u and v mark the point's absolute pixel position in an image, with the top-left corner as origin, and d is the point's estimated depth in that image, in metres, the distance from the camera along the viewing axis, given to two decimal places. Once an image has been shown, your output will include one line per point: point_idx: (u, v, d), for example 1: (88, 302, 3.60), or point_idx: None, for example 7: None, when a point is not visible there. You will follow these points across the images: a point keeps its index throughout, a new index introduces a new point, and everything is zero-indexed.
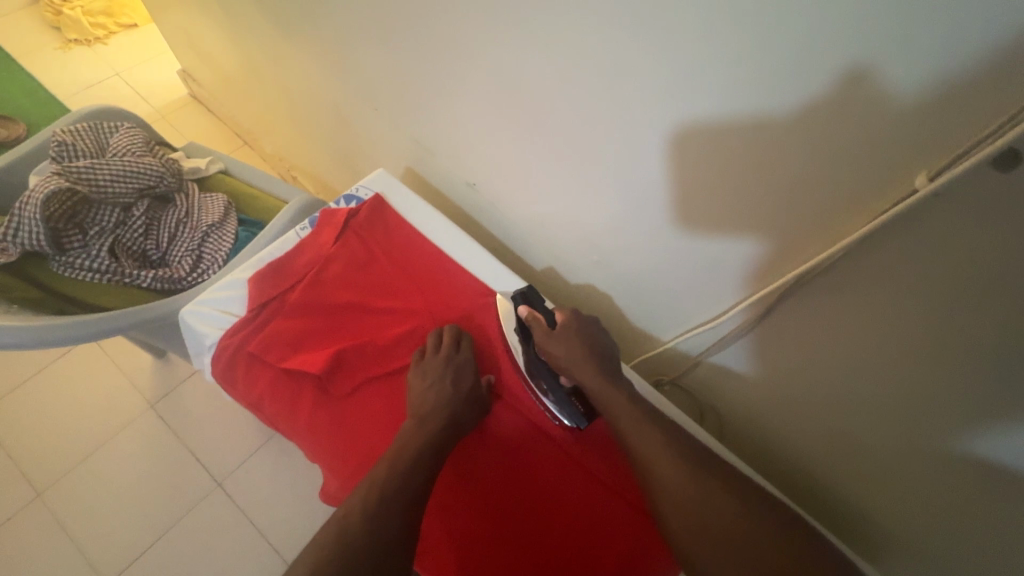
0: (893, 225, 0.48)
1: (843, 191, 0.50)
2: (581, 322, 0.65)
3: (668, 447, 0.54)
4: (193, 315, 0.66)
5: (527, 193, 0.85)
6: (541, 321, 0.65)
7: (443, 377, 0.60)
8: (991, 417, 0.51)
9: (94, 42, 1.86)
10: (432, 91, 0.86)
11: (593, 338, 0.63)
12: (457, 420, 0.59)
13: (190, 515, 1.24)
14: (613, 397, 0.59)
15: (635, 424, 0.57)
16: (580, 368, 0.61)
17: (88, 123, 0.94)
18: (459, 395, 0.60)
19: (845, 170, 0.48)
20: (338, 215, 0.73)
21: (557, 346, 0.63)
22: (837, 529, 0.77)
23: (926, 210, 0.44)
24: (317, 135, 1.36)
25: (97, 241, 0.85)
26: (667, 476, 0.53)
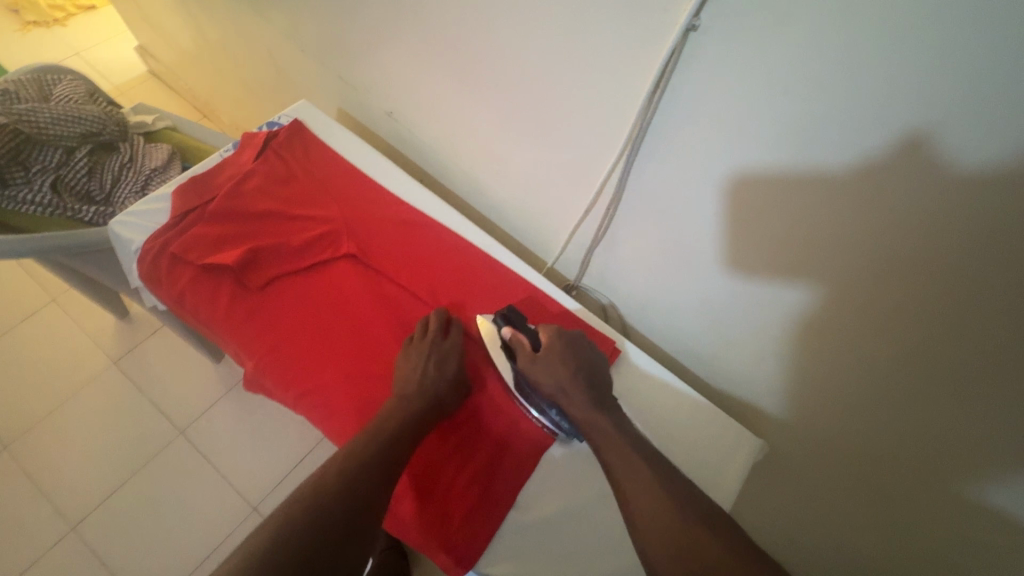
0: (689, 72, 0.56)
1: (648, 53, 0.58)
2: (565, 344, 0.64)
3: (649, 470, 0.53)
4: (121, 225, 0.71)
5: (442, 119, 0.92)
6: (525, 344, 0.65)
7: (426, 364, 0.63)
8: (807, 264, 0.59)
9: (54, 24, 1.90)
10: (352, 30, 0.92)
11: (578, 360, 0.63)
12: (439, 399, 0.63)
13: (155, 462, 1.29)
14: (608, 437, 0.57)
15: (625, 461, 0.54)
16: (564, 391, 0.61)
17: (32, 75, 1.00)
18: (444, 380, 0.64)
19: (657, 39, 0.56)
20: (257, 137, 0.79)
21: (540, 372, 0.63)
22: (733, 412, 0.85)
23: (718, 48, 0.52)
24: (265, 98, 1.41)
25: (39, 177, 0.90)
26: (641, 502, 0.51)
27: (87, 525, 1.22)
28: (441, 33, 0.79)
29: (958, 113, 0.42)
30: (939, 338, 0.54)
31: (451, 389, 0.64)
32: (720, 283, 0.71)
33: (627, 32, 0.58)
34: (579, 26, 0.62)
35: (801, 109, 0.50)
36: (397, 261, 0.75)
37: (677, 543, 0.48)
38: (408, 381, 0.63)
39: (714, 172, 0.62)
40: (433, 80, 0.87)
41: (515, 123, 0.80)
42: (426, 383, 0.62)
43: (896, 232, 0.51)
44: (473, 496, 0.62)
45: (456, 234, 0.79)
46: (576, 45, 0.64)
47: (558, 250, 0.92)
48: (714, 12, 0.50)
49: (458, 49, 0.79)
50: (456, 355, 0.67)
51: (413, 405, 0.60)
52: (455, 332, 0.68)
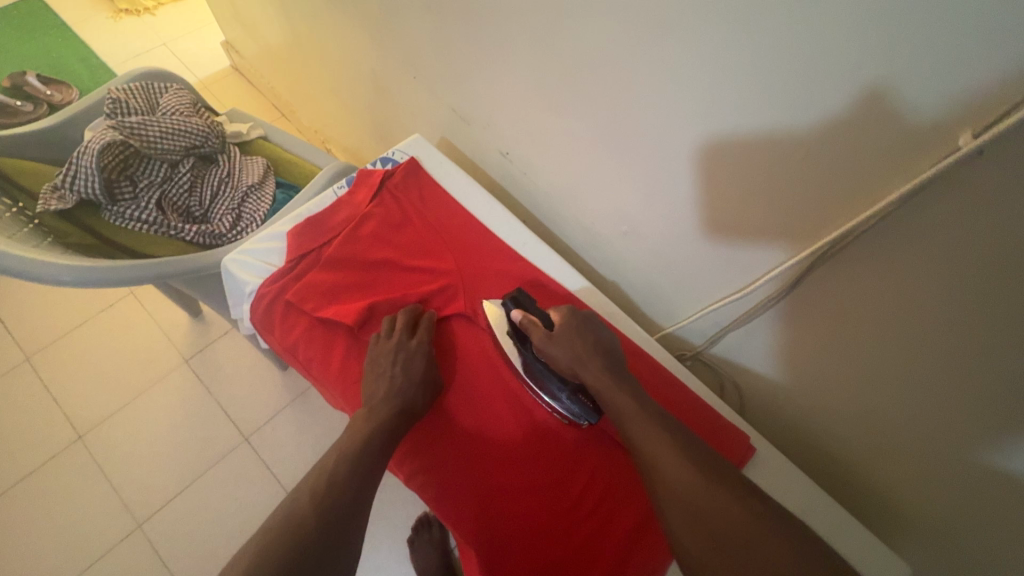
0: (934, 197, 0.46)
1: (886, 165, 0.48)
2: (577, 320, 0.63)
3: (671, 440, 0.53)
4: (234, 263, 0.69)
5: (559, 163, 0.85)
6: (537, 324, 0.64)
7: (390, 363, 0.60)
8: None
9: (144, 13, 1.92)
10: (472, 61, 0.87)
11: (595, 336, 0.62)
12: (409, 407, 0.59)
13: (219, 466, 1.30)
14: (621, 396, 0.57)
15: (638, 420, 0.55)
16: (587, 365, 0.60)
17: (140, 83, 0.98)
18: (414, 385, 0.60)
19: (904, 153, 0.46)
20: (374, 176, 0.75)
21: (557, 348, 0.62)
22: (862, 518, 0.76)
23: (976, 170, 0.43)
24: (354, 107, 1.38)
25: (146, 194, 0.88)
26: (661, 462, 0.51)
27: (152, 523, 1.23)
28: (580, 82, 0.72)
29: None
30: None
31: (422, 390, 0.60)
32: (883, 399, 0.61)
33: (853, 133, 0.48)
34: (786, 117, 0.52)
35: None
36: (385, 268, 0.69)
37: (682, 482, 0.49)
38: (376, 388, 0.60)
39: (900, 287, 0.53)
40: (559, 123, 0.80)
41: (653, 184, 0.72)
42: (392, 389, 0.59)
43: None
44: (565, 552, 0.58)
45: (577, 297, 0.73)
46: (763, 130, 0.55)
47: (679, 317, 0.84)
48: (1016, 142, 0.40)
49: (594, 99, 0.72)
50: (424, 354, 0.62)
51: (381, 420, 0.57)
52: (423, 328, 0.64)
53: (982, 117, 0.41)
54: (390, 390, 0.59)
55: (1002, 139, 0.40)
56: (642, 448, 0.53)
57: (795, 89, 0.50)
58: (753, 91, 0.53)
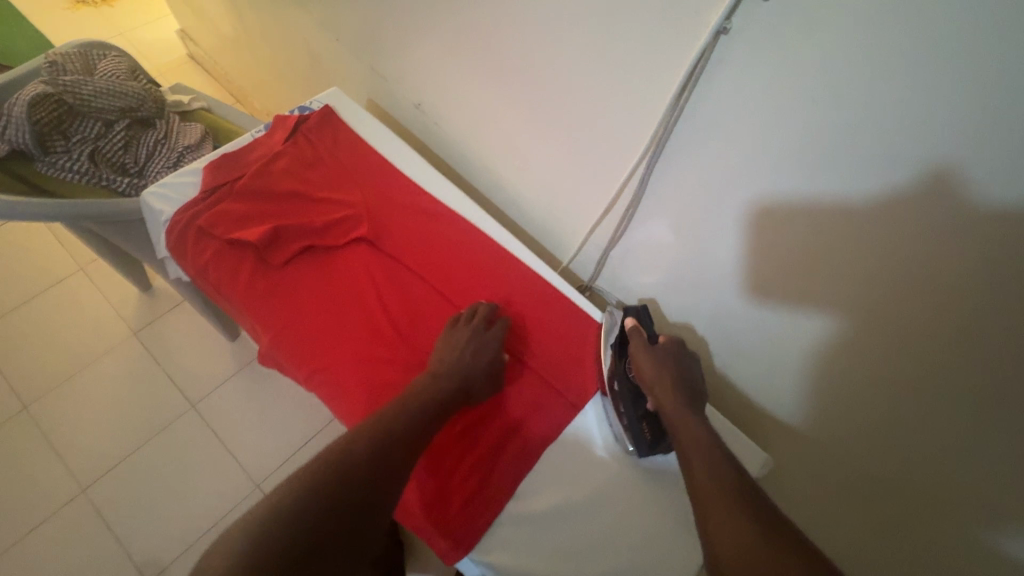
0: (724, 84, 0.58)
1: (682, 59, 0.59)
2: (681, 351, 0.67)
3: (734, 484, 0.53)
4: (152, 195, 0.74)
5: (468, 114, 0.93)
6: (644, 336, 0.68)
7: (466, 346, 0.66)
8: (823, 259, 0.61)
9: (102, 5, 1.97)
10: (386, 23, 0.95)
11: (687, 370, 0.66)
12: (467, 382, 0.65)
13: (167, 433, 1.32)
14: (689, 424, 0.60)
15: (705, 453, 0.57)
16: (662, 388, 0.64)
17: (80, 49, 1.03)
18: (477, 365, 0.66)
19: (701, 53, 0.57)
20: (289, 121, 0.81)
21: (646, 362, 0.66)
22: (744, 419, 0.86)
23: (733, 47, 0.55)
24: (297, 86, 1.44)
25: (79, 147, 0.93)
26: (716, 494, 0.53)
27: (97, 488, 1.25)
28: (475, 29, 0.80)
29: (971, 135, 0.44)
30: (936, 346, 0.56)
31: (484, 373, 0.67)
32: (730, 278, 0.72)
33: (670, 38, 0.59)
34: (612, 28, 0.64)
35: (837, 121, 0.51)
36: (460, 268, 0.77)
37: (741, 544, 0.47)
38: (441, 362, 0.66)
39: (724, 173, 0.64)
40: (465, 71, 0.87)
41: (545, 121, 0.80)
42: (459, 362, 0.65)
43: (907, 243, 0.53)
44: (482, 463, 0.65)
45: (476, 227, 0.79)
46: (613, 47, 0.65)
47: (577, 250, 0.92)
48: (745, 18, 0.52)
49: (488, 44, 0.80)
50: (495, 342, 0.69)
51: (442, 389, 0.63)
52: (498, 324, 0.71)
53: (722, 5, 0.53)
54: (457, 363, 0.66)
55: (742, 18, 0.52)
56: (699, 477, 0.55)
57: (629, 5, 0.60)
58: (605, 11, 0.63)
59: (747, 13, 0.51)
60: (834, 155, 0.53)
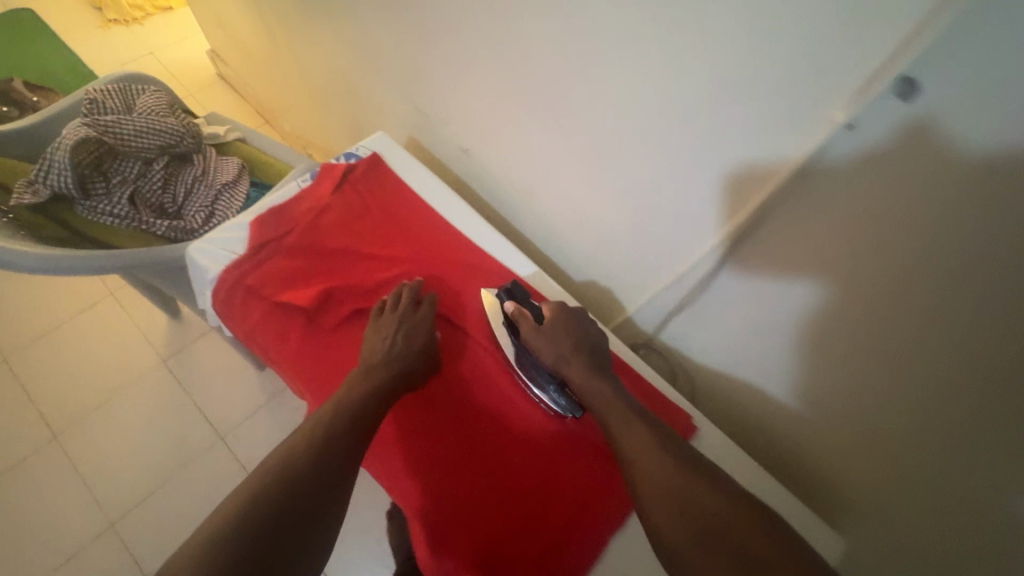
0: (827, 169, 0.51)
1: (778, 142, 0.54)
2: (569, 312, 0.68)
3: (656, 439, 0.55)
4: (199, 252, 0.71)
5: (516, 160, 0.89)
6: (529, 316, 0.68)
7: (395, 333, 0.64)
8: (944, 371, 0.51)
9: (132, 23, 1.96)
10: (431, 63, 0.91)
11: (584, 333, 0.67)
12: (408, 371, 0.64)
13: (195, 465, 1.30)
14: (599, 386, 0.62)
15: (619, 409, 0.59)
16: (569, 358, 0.64)
17: (118, 84, 1.01)
18: (411, 353, 0.64)
19: (798, 131, 0.52)
20: (336, 171, 0.78)
21: (542, 340, 0.66)
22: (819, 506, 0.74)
23: (854, 142, 0.48)
24: (331, 113, 1.42)
25: (120, 190, 0.90)
26: (646, 453, 0.54)
27: (125, 523, 1.23)
28: (531, 80, 0.76)
29: None
30: None
31: (420, 358, 0.65)
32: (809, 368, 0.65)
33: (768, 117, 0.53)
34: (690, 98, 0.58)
35: (972, 235, 0.44)
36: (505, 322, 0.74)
37: (667, 489, 0.51)
38: (374, 350, 0.63)
39: (811, 258, 0.57)
40: (516, 118, 0.83)
41: (601, 174, 0.75)
42: (390, 352, 0.63)
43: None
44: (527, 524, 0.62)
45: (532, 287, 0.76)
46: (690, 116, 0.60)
47: (630, 306, 0.88)
48: (876, 115, 0.46)
49: (544, 95, 0.76)
50: (427, 326, 0.67)
51: (374, 377, 0.61)
52: (425, 305, 0.69)
53: (846, 99, 0.47)
54: (388, 351, 0.64)
55: (869, 111, 0.46)
56: (622, 441, 0.56)
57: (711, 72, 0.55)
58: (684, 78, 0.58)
59: (879, 103, 0.45)
60: (962, 269, 0.46)
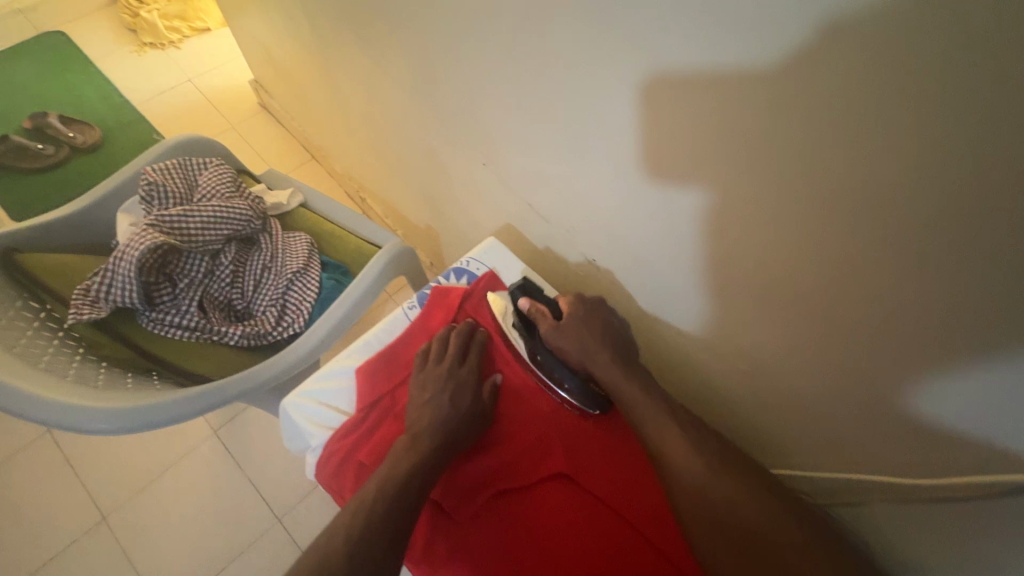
0: None
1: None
2: (582, 302, 0.63)
3: (686, 438, 0.55)
4: (295, 410, 0.60)
5: (641, 271, 0.72)
6: (546, 313, 0.63)
7: (440, 392, 0.57)
8: None
9: (168, 46, 1.84)
10: (528, 147, 0.75)
11: (602, 325, 0.62)
12: (454, 439, 0.55)
13: (250, 551, 1.20)
14: (629, 385, 0.58)
15: (646, 405, 0.57)
16: (597, 358, 0.60)
17: (176, 159, 0.89)
18: (459, 416, 0.57)
19: None
20: (451, 297, 0.67)
21: (565, 338, 0.61)
22: None
23: None
24: (392, 162, 1.28)
25: (187, 294, 0.80)
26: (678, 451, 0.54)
27: None
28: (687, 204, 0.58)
29: None
30: None
31: (467, 423, 0.57)
32: None
33: None
34: (961, 308, 0.41)
35: None
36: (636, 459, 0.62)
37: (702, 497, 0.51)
38: (422, 414, 0.56)
39: None
40: (650, 233, 0.65)
41: (777, 325, 0.58)
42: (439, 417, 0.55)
43: None
44: None
45: None
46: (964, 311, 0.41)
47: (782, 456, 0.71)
48: None
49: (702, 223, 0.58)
50: (472, 383, 0.60)
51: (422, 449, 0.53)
52: (473, 355, 0.62)
53: None
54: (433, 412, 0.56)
55: None
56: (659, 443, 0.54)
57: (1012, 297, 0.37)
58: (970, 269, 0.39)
59: None
60: None
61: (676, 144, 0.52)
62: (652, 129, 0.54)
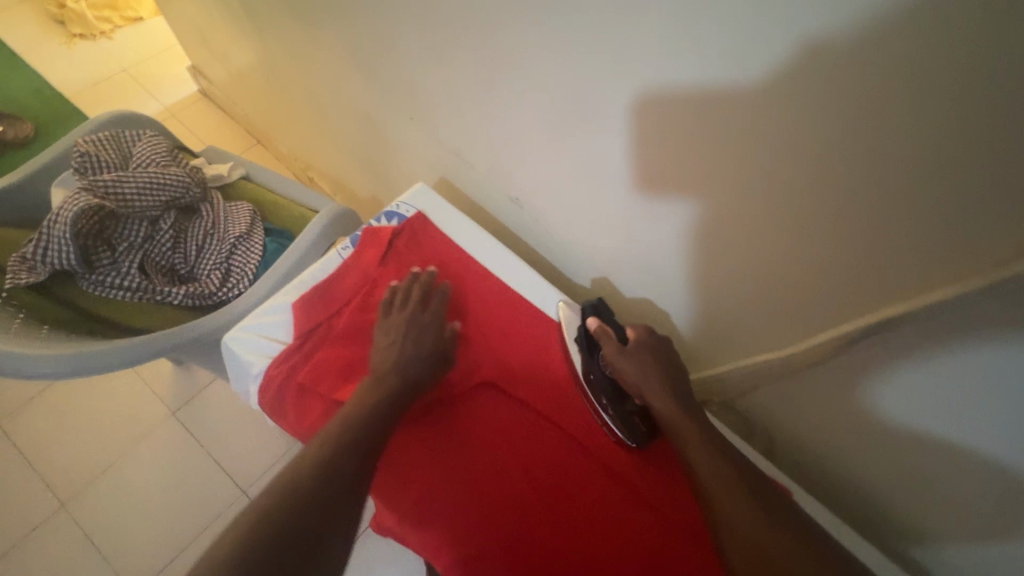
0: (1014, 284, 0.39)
1: (927, 256, 0.44)
2: (653, 339, 0.62)
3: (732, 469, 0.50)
4: (237, 343, 0.63)
5: (559, 207, 0.79)
6: (611, 335, 0.63)
7: (405, 336, 0.61)
8: None
9: (99, 37, 1.80)
10: (451, 97, 0.80)
11: (666, 360, 0.60)
12: (418, 377, 0.59)
13: (216, 524, 1.21)
14: (682, 420, 0.55)
15: (699, 438, 0.53)
16: (650, 390, 0.58)
17: (108, 132, 0.91)
18: (419, 356, 0.61)
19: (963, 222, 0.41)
20: (381, 236, 0.71)
21: (626, 364, 0.60)
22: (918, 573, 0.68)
23: None
24: (335, 137, 1.31)
25: (127, 258, 0.82)
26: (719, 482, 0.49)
27: None
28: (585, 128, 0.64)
29: None
30: None
31: (429, 363, 0.61)
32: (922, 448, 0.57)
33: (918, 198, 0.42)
34: (797, 184, 0.49)
35: None
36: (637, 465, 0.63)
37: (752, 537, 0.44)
38: (383, 354, 0.60)
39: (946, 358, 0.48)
40: (561, 165, 0.72)
41: (671, 234, 0.65)
42: (401, 357, 0.59)
43: None
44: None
45: None
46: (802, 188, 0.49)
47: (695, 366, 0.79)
48: None
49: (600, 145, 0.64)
50: (434, 327, 0.64)
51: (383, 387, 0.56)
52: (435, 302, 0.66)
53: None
54: (396, 353, 0.60)
55: None
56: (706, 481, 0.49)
57: (832, 168, 0.45)
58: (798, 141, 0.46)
59: None
60: None
61: (568, 65, 0.59)
62: (547, 56, 0.60)
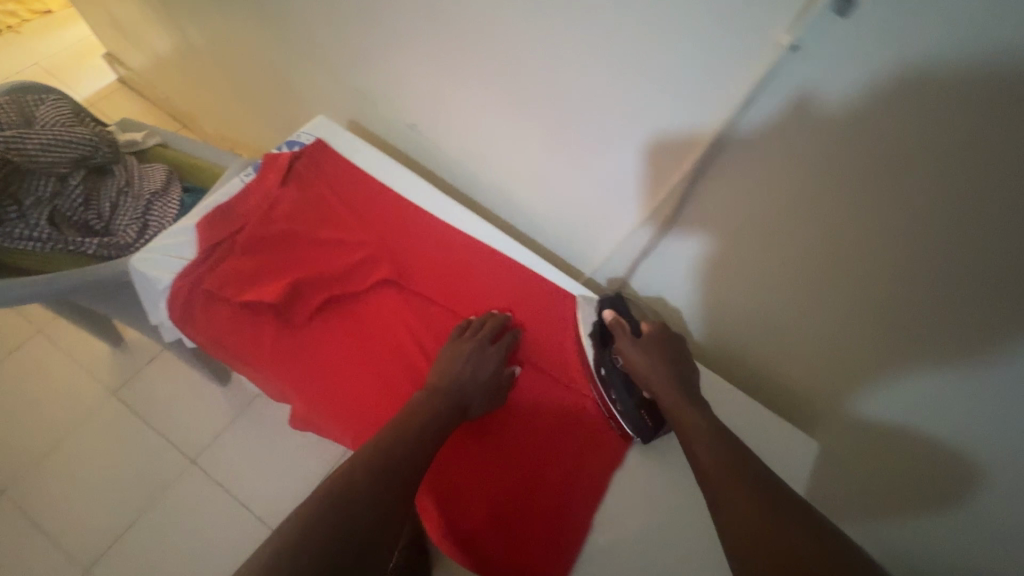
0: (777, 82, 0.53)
1: (724, 84, 0.57)
2: (665, 335, 0.67)
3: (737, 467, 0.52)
4: (145, 264, 0.67)
5: (466, 123, 0.88)
6: (626, 328, 0.68)
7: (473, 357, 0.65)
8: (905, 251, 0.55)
9: (6, 32, 1.76)
10: (355, 31, 0.88)
11: (678, 358, 0.65)
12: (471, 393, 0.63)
13: (168, 495, 1.22)
14: (687, 412, 0.59)
15: (704, 433, 0.56)
16: (659, 383, 0.63)
17: (11, 97, 0.92)
18: (482, 379, 0.64)
19: (740, 52, 0.54)
20: (280, 160, 0.75)
21: (636, 356, 0.65)
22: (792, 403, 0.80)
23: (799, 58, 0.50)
24: (254, 106, 1.33)
25: (35, 212, 0.84)
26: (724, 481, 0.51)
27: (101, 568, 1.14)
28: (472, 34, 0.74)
29: None
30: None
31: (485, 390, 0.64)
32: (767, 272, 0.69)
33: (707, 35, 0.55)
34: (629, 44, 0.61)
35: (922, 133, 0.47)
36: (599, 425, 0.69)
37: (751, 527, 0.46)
38: (451, 367, 0.64)
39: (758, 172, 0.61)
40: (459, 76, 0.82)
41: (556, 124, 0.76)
42: (464, 374, 0.63)
43: (979, 245, 0.49)
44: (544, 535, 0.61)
45: (492, 249, 0.77)
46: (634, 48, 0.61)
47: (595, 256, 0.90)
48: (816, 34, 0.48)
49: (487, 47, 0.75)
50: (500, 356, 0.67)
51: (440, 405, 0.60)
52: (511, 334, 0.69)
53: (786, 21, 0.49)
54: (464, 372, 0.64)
55: (812, 31, 0.48)
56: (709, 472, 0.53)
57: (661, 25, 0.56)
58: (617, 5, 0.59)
59: (820, 24, 0.47)
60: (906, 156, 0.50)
61: None
62: None
